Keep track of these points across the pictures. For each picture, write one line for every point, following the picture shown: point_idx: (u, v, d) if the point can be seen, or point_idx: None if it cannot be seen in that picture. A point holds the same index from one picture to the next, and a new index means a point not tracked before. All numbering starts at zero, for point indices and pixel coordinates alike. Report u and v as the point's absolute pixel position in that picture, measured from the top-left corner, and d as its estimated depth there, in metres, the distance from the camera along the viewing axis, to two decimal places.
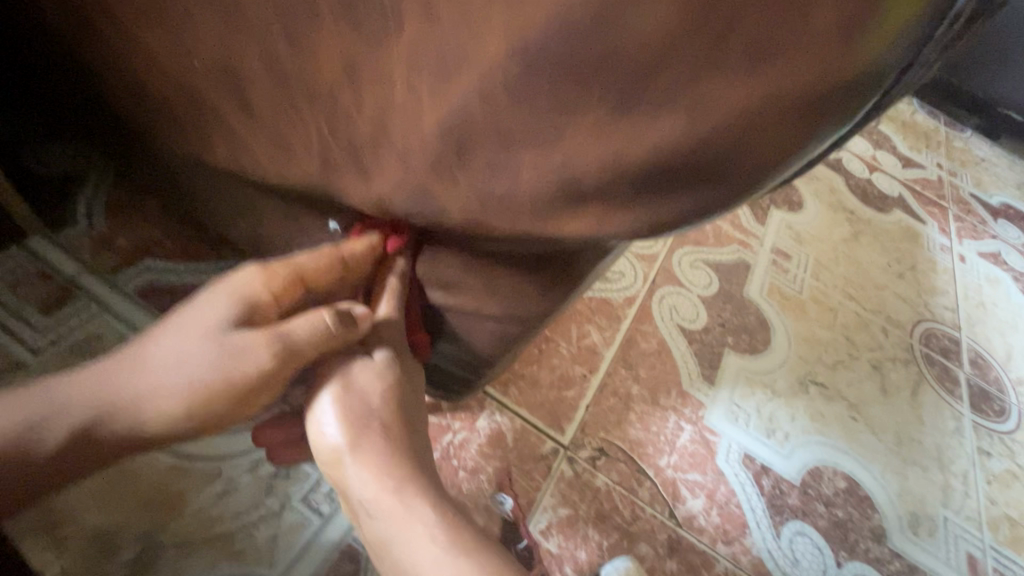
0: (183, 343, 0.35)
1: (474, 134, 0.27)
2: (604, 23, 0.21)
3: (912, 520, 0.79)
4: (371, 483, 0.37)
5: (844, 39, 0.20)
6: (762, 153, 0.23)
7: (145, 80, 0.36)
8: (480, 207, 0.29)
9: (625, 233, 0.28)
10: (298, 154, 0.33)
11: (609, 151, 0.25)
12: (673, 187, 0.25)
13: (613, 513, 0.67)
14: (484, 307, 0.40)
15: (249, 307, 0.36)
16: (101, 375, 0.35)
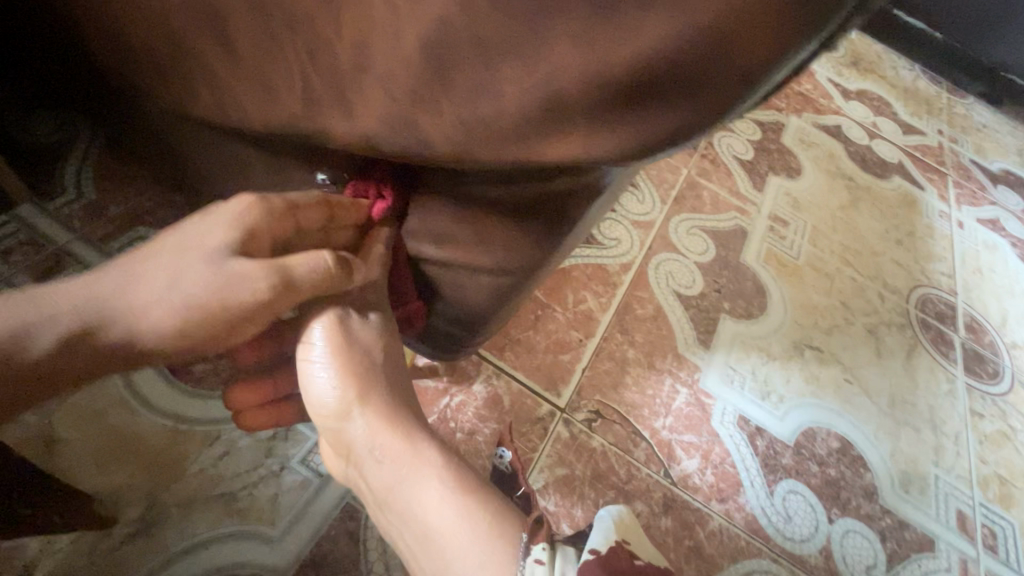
0: (179, 267, 0.34)
1: (453, 48, 0.24)
2: None
3: (904, 478, 0.80)
4: (379, 433, 0.41)
5: None
6: (753, 50, 0.20)
7: (125, 24, 0.35)
8: (463, 133, 0.27)
9: (610, 158, 0.26)
10: (278, 95, 0.32)
11: (591, 58, 0.22)
12: (657, 98, 0.23)
13: (610, 473, 0.68)
14: (476, 260, 0.40)
15: (250, 234, 0.35)
16: (86, 287, 0.33)
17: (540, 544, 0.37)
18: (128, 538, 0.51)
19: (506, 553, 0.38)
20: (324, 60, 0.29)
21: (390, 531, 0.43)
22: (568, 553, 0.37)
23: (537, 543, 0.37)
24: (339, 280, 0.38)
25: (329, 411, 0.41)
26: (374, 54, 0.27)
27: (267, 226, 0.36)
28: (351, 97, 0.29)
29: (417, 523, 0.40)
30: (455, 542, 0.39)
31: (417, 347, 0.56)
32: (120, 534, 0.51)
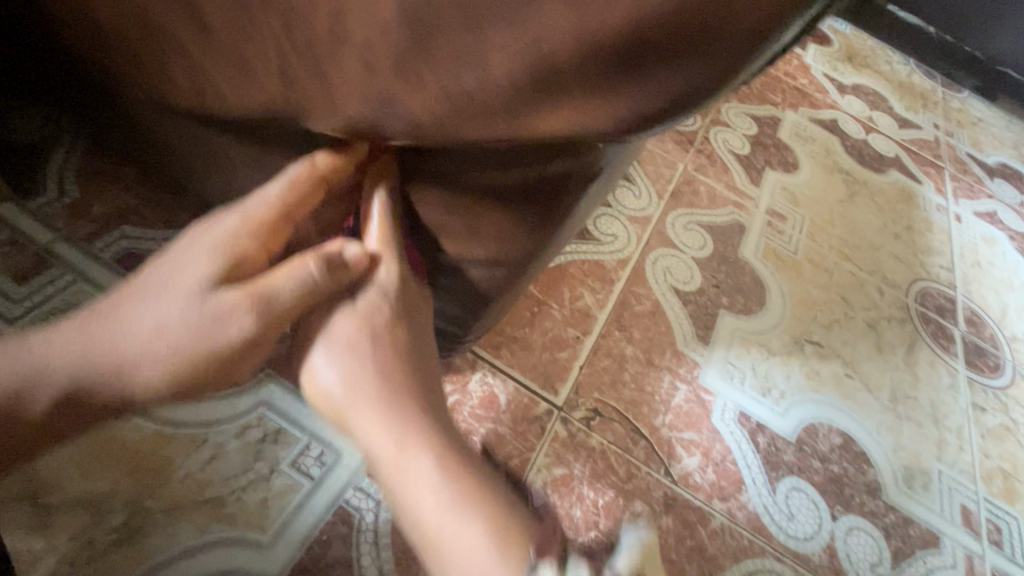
0: (166, 303, 0.37)
1: (436, 18, 0.22)
2: None
3: (908, 474, 0.79)
4: (375, 434, 0.42)
5: None
6: (754, 12, 0.19)
7: (92, 2, 0.33)
8: (450, 109, 0.25)
9: (607, 129, 0.24)
10: (256, 73, 0.30)
11: (582, 25, 0.20)
12: (653, 66, 0.21)
13: (609, 472, 0.66)
14: (469, 251, 0.39)
15: (232, 263, 0.38)
16: (89, 330, 0.37)
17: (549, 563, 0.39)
18: (112, 545, 0.50)
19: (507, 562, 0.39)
20: (302, 38, 0.27)
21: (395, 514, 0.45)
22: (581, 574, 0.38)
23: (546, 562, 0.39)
24: (330, 283, 0.39)
25: (330, 404, 0.43)
26: (353, 24, 0.25)
27: (251, 246, 0.38)
28: (329, 69, 0.27)
29: (413, 520, 0.42)
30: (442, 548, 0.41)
31: None
32: (104, 541, 0.50)
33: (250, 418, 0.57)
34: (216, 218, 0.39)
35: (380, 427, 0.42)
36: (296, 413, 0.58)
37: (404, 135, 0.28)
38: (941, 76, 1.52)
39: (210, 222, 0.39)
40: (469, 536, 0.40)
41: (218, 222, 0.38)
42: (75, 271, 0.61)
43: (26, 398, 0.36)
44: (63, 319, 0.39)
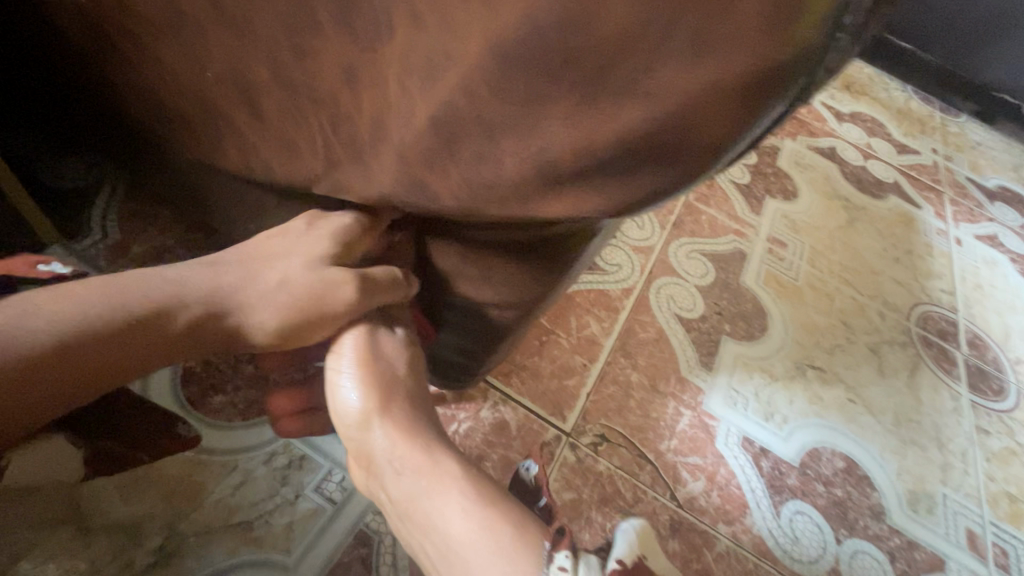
0: (279, 267, 0.40)
1: (462, 128, 0.27)
2: (570, 20, 0.21)
3: (912, 497, 0.80)
4: (399, 444, 0.42)
5: (774, 23, 0.19)
6: (713, 132, 0.22)
7: (161, 89, 0.38)
8: (471, 195, 0.29)
9: (606, 212, 0.28)
10: (301, 152, 0.35)
11: (578, 138, 0.24)
12: (636, 168, 0.25)
13: (616, 496, 0.69)
14: (481, 294, 0.42)
15: (343, 247, 0.41)
16: (220, 276, 0.39)
17: (563, 552, 0.39)
18: (148, 567, 0.53)
19: (532, 561, 0.39)
20: (346, 129, 0.32)
21: (415, 545, 0.43)
22: (591, 561, 0.39)
23: (561, 550, 0.39)
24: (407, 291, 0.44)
25: (351, 420, 0.43)
26: (391, 124, 0.29)
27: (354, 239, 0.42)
28: (369, 156, 0.32)
29: (436, 530, 0.41)
30: (472, 559, 0.40)
31: (430, 376, 0.58)
32: (140, 563, 0.53)
33: (276, 445, 0.61)
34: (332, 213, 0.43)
35: (406, 439, 0.43)
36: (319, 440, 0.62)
37: (430, 210, 0.32)
38: (939, 102, 1.56)
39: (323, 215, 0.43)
40: (496, 537, 0.39)
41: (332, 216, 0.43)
42: None
43: (158, 314, 0.36)
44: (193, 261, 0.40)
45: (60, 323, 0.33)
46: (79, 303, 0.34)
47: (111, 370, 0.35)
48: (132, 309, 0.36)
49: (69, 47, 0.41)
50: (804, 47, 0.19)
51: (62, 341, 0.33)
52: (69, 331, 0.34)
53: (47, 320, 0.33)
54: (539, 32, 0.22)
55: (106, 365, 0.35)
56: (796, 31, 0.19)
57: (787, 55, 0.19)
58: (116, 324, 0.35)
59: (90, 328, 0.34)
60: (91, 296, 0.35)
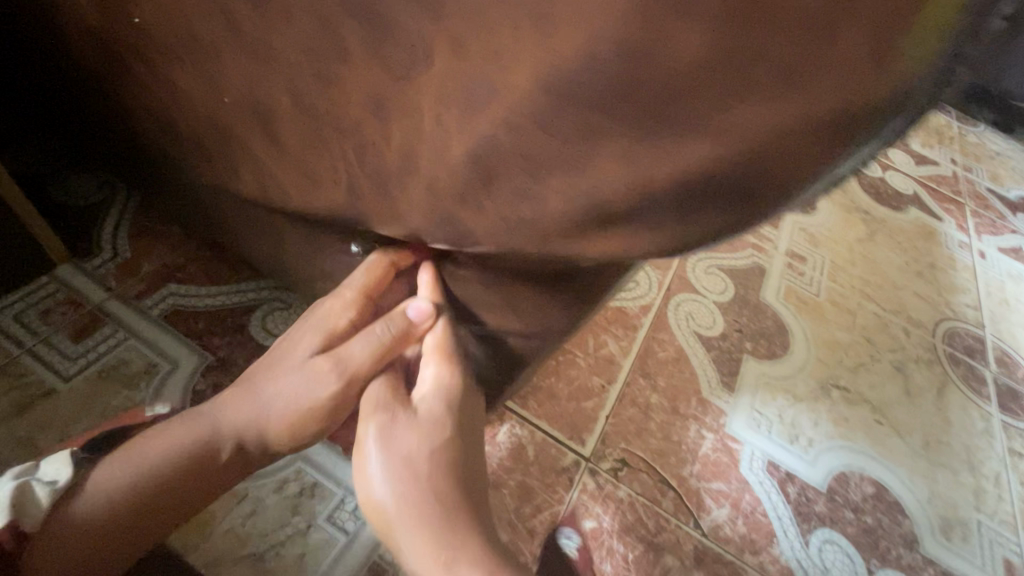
0: (282, 373, 0.43)
1: (501, 164, 0.25)
2: (637, 55, 0.19)
3: (945, 524, 0.77)
4: (423, 557, 0.39)
5: (871, 62, 0.18)
6: (789, 173, 0.21)
7: (178, 114, 0.37)
8: (506, 231, 0.27)
9: (654, 252, 0.26)
10: (324, 182, 0.33)
11: (634, 177, 0.22)
12: (698, 207, 0.23)
13: (639, 525, 0.66)
14: (504, 324, 0.41)
15: (327, 336, 0.43)
16: (241, 400, 0.43)
17: None
18: None
19: None
20: (372, 160, 0.30)
21: None
22: None
23: None
24: (398, 341, 0.42)
25: (375, 507, 0.41)
26: (422, 157, 0.28)
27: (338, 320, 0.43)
28: (396, 189, 0.30)
29: None
30: None
31: None
32: None
33: (288, 472, 0.59)
34: (320, 302, 0.45)
35: (424, 541, 0.39)
36: (332, 465, 0.60)
37: (460, 243, 0.31)
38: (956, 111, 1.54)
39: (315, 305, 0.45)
40: None
41: (320, 306, 0.44)
42: (125, 328, 0.64)
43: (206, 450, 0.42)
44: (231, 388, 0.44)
45: (121, 487, 0.40)
46: (139, 460, 0.41)
47: (161, 511, 0.42)
48: (186, 455, 0.42)
49: (81, 66, 0.40)
50: (899, 86, 0.18)
51: (127, 497, 0.40)
52: (127, 493, 0.40)
53: (113, 485, 0.40)
54: (602, 65, 0.20)
55: (155, 515, 0.41)
56: (892, 70, 0.18)
57: (882, 93, 0.18)
58: (164, 477, 0.41)
59: (142, 488, 0.40)
60: (144, 456, 0.41)
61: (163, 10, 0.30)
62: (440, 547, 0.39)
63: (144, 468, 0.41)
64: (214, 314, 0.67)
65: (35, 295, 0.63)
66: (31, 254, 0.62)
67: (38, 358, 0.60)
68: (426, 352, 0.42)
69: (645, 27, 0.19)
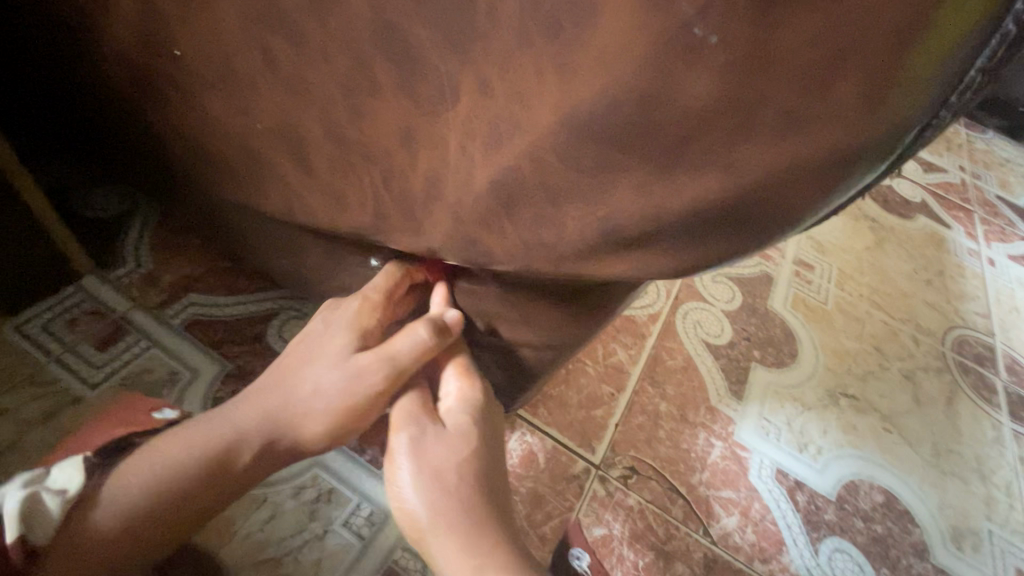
0: (313, 371, 0.42)
1: (522, 192, 0.26)
2: (649, 99, 0.21)
3: (956, 533, 0.77)
4: (458, 562, 0.37)
5: (870, 101, 0.19)
6: (793, 204, 0.22)
7: (209, 136, 0.39)
8: (523, 251, 0.29)
9: (667, 274, 0.27)
10: (349, 203, 0.35)
11: (649, 205, 0.24)
12: (707, 235, 0.24)
13: (648, 532, 0.67)
14: (520, 336, 0.42)
15: (361, 334, 0.43)
16: (267, 401, 0.42)
17: None
18: None
19: None
20: (396, 183, 0.32)
21: None
22: None
23: None
24: (440, 344, 0.43)
25: (407, 520, 0.40)
26: (446, 182, 0.29)
27: (372, 319, 0.43)
28: (420, 212, 0.32)
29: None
30: None
31: None
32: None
33: (305, 478, 0.60)
34: (346, 301, 0.44)
35: (458, 545, 0.38)
36: (347, 471, 0.61)
37: (478, 261, 0.32)
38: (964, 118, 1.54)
39: (340, 304, 0.45)
40: None
41: (347, 305, 0.44)
42: (148, 336, 0.66)
43: (228, 453, 0.40)
44: (249, 389, 0.43)
45: (135, 499, 0.38)
46: (162, 465, 0.39)
47: (177, 524, 0.40)
48: (206, 459, 0.40)
49: (115, 89, 0.42)
50: (899, 121, 0.19)
51: (143, 511, 0.38)
52: (142, 505, 0.38)
53: (127, 496, 0.38)
54: (618, 105, 0.21)
55: (169, 529, 0.40)
56: (893, 107, 0.19)
57: (881, 128, 0.19)
58: (180, 488, 0.39)
59: (158, 497, 0.38)
60: (158, 465, 0.39)
61: (201, 43, 0.32)
62: (474, 557, 0.37)
63: (159, 478, 0.39)
64: (233, 324, 0.68)
65: (62, 305, 0.66)
66: (59, 266, 0.64)
67: (65, 366, 0.62)
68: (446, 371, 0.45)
69: (658, 74, 0.20)
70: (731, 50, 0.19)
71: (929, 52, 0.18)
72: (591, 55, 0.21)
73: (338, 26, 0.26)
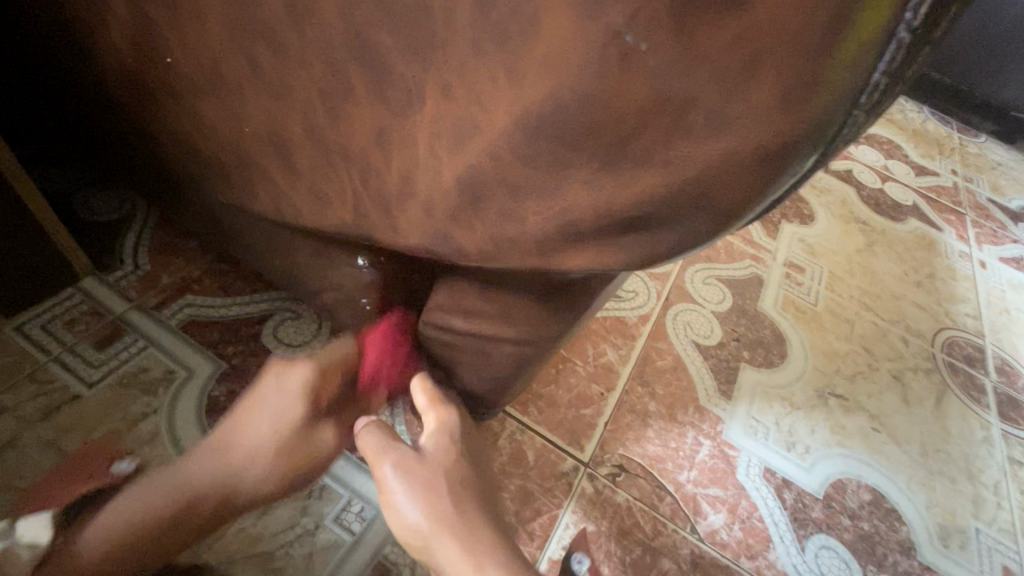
0: (273, 429, 0.44)
1: (488, 190, 0.28)
2: (594, 97, 0.22)
3: (942, 532, 0.78)
4: (461, 563, 0.39)
5: (787, 103, 0.20)
6: (729, 199, 0.23)
7: (199, 139, 0.40)
8: (494, 246, 0.30)
9: (624, 265, 0.28)
10: (331, 203, 0.37)
11: (600, 198, 0.25)
12: (661, 226, 0.25)
13: (636, 529, 0.68)
14: (499, 332, 0.43)
15: (317, 395, 0.45)
16: (231, 454, 0.44)
17: None
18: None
19: None
20: (375, 183, 0.33)
21: None
22: None
23: None
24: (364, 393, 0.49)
25: (411, 536, 0.41)
26: (419, 181, 0.31)
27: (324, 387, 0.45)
28: (398, 210, 0.33)
29: None
30: None
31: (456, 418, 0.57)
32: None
33: None
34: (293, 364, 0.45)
35: (458, 547, 0.39)
36: (338, 468, 0.63)
37: (455, 258, 0.33)
38: (957, 122, 1.55)
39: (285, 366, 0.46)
40: None
41: (291, 370, 0.45)
42: (145, 337, 0.67)
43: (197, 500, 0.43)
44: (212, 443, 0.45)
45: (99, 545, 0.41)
46: (141, 507, 0.42)
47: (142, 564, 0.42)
48: (178, 505, 0.42)
49: (109, 93, 0.44)
50: (823, 116, 0.20)
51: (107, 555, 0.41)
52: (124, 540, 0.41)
53: (95, 545, 0.41)
54: (567, 103, 0.23)
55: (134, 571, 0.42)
56: (813, 103, 0.19)
57: (804, 124, 0.20)
58: (141, 534, 0.41)
59: (138, 535, 0.41)
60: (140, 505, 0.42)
61: (190, 51, 0.34)
62: (476, 555, 0.39)
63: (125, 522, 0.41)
64: (228, 324, 0.70)
65: (61, 306, 0.67)
66: (58, 269, 0.65)
67: (63, 365, 0.64)
68: (421, 408, 0.47)
69: (600, 74, 0.21)
70: (658, 53, 0.20)
71: (840, 58, 0.18)
72: (541, 60, 0.23)
73: (314, 33, 0.28)
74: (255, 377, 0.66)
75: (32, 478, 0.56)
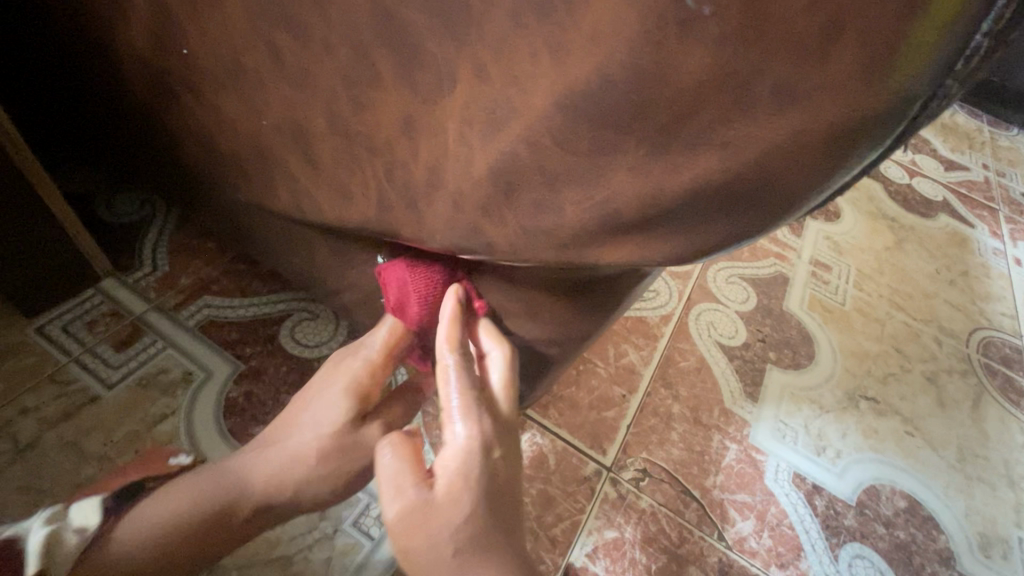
0: (314, 432, 0.43)
1: (521, 179, 0.26)
2: (648, 74, 0.20)
3: (984, 541, 0.74)
4: None
5: (869, 73, 0.18)
6: (796, 181, 0.21)
7: (218, 134, 0.39)
8: (525, 240, 0.29)
9: (669, 259, 0.27)
10: (354, 197, 0.35)
11: (648, 186, 0.23)
12: (709, 216, 0.24)
13: (661, 536, 0.66)
14: (526, 331, 0.42)
15: (364, 396, 0.44)
16: (276, 460, 0.43)
17: None
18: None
19: None
20: (400, 176, 0.32)
21: None
22: None
23: None
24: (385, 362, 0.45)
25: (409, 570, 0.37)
26: (447, 172, 0.29)
27: (372, 382, 0.45)
28: (423, 204, 0.32)
29: None
30: None
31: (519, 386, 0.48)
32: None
33: None
34: (348, 360, 0.45)
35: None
36: None
37: (483, 254, 0.32)
38: (986, 116, 1.50)
39: (339, 363, 0.46)
40: None
41: (347, 365, 0.45)
42: (165, 338, 0.67)
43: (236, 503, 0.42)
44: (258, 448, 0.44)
45: (135, 551, 0.40)
46: (183, 503, 0.42)
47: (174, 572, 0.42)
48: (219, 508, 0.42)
49: (127, 90, 0.43)
50: (905, 90, 0.18)
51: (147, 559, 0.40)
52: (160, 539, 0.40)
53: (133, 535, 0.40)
54: (613, 81, 0.21)
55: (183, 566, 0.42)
56: (898, 75, 0.18)
57: (887, 96, 0.18)
58: (190, 535, 0.41)
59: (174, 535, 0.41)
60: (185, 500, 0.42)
61: (210, 42, 0.33)
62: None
63: (170, 525, 0.41)
64: (246, 324, 0.70)
65: (82, 308, 0.67)
66: (79, 271, 0.65)
67: (85, 366, 0.63)
68: (447, 409, 0.39)
69: (653, 49, 0.20)
70: (724, 20, 0.19)
71: (931, 21, 0.17)
72: (584, 35, 0.21)
73: (340, 16, 0.27)
74: (273, 377, 0.66)
75: (54, 480, 0.56)
